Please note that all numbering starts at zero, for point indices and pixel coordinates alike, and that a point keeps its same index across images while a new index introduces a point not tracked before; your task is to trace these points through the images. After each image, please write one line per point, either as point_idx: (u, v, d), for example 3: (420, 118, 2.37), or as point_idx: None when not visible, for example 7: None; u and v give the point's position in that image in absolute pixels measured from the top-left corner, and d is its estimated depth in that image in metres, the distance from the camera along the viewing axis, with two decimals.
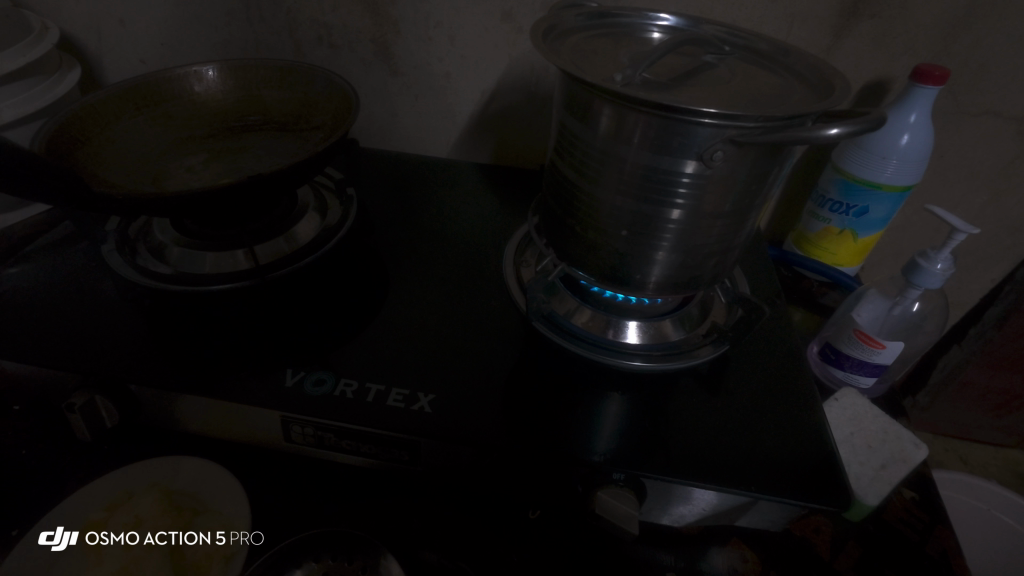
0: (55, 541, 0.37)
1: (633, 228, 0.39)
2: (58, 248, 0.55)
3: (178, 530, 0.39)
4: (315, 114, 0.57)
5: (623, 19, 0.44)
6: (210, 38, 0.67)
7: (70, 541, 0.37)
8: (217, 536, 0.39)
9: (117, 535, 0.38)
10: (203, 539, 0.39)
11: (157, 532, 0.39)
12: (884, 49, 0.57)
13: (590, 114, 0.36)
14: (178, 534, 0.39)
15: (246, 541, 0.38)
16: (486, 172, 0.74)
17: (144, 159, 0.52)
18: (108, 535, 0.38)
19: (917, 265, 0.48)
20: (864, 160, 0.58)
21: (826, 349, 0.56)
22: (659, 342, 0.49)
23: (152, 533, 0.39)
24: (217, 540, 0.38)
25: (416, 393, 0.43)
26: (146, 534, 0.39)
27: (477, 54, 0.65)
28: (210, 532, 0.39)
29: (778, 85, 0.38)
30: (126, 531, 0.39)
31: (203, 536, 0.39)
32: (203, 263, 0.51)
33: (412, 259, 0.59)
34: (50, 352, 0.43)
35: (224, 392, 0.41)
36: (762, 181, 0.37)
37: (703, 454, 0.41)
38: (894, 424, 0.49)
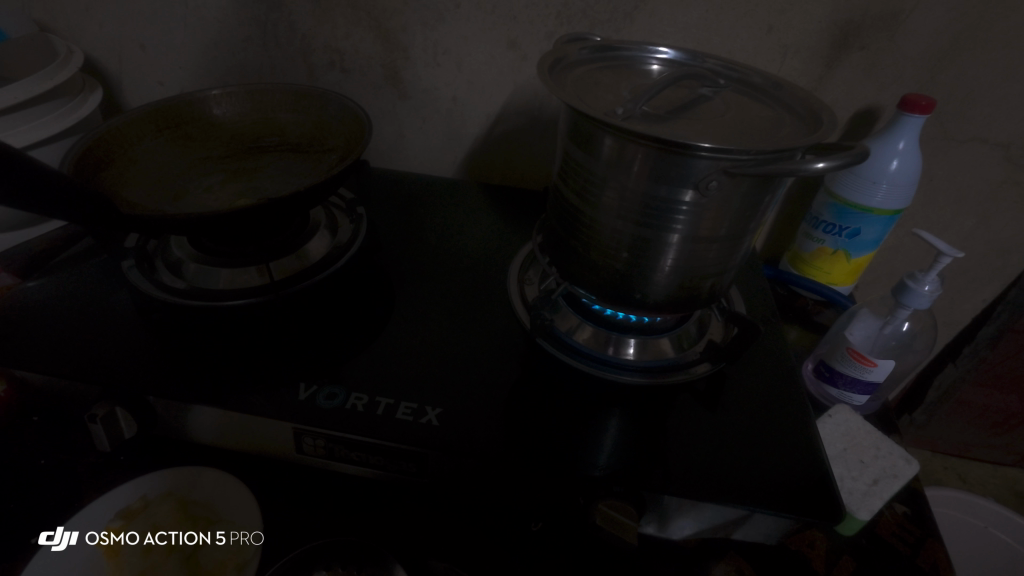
0: (55, 542, 0.39)
1: (633, 250, 0.41)
2: (76, 262, 0.57)
3: (179, 531, 0.42)
4: (328, 137, 0.60)
5: (624, 52, 0.47)
6: (227, 62, 0.70)
7: (70, 541, 0.39)
8: (217, 536, 0.41)
9: (117, 535, 0.40)
10: (204, 540, 0.41)
11: (157, 533, 0.41)
12: (873, 79, 0.60)
13: (593, 144, 0.38)
14: (178, 534, 0.42)
15: (249, 542, 0.40)
16: (491, 191, 0.76)
17: (165, 179, 0.55)
18: (108, 535, 0.40)
19: (906, 287, 0.50)
20: (856, 185, 0.60)
21: (820, 367, 0.57)
22: (658, 359, 0.50)
23: (152, 533, 0.41)
24: (217, 540, 0.41)
25: (423, 406, 0.45)
26: (146, 534, 0.41)
27: (483, 79, 0.68)
28: (209, 533, 0.41)
29: (769, 118, 0.40)
30: (126, 531, 0.41)
31: (204, 536, 0.41)
32: (218, 279, 0.53)
33: (419, 276, 0.61)
34: (71, 365, 0.45)
35: (239, 405, 0.43)
36: (755, 208, 0.39)
37: (700, 468, 0.42)
38: (886, 441, 0.51)
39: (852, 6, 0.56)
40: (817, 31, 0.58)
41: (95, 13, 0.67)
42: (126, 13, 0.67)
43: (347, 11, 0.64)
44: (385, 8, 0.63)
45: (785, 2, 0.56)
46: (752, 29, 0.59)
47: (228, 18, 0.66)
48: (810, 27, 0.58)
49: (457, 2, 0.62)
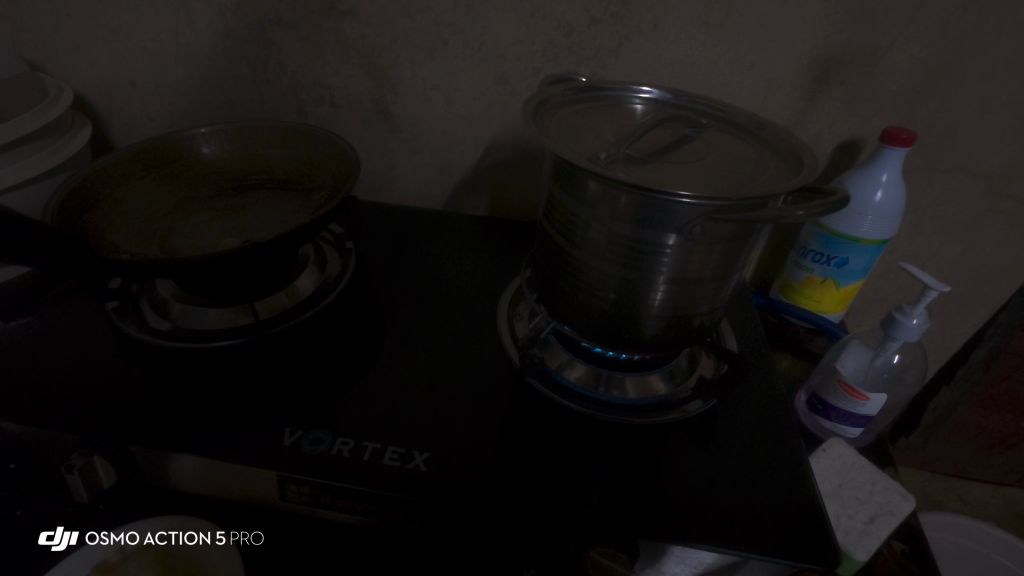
0: (56, 541, 0.41)
1: (620, 291, 0.41)
2: (60, 302, 0.56)
3: (178, 531, 0.40)
4: (317, 173, 0.60)
5: (607, 92, 0.47)
6: (217, 98, 0.70)
7: (70, 541, 0.41)
8: (217, 537, 0.40)
9: (116, 536, 0.39)
10: (204, 540, 0.40)
11: (157, 532, 0.40)
12: (855, 112, 0.61)
13: (577, 189, 0.39)
14: (178, 534, 0.40)
15: (247, 546, 0.39)
16: (482, 222, 0.76)
17: (153, 218, 0.55)
18: (107, 535, 0.40)
19: (895, 320, 0.50)
20: (842, 216, 0.61)
21: (813, 399, 0.57)
22: (649, 397, 0.50)
23: (152, 533, 0.40)
24: (217, 541, 0.40)
25: (411, 451, 0.44)
26: (146, 534, 0.40)
27: (472, 114, 0.68)
28: (210, 533, 0.40)
29: (752, 158, 0.41)
30: (125, 532, 0.39)
31: (204, 536, 0.40)
32: (204, 319, 0.52)
33: (408, 311, 0.61)
34: (52, 413, 0.44)
35: (222, 453, 0.42)
36: (740, 248, 0.39)
37: (694, 511, 0.41)
38: (882, 476, 0.50)
39: (831, 42, 0.57)
40: (799, 66, 0.59)
41: (86, 51, 0.68)
42: (117, 51, 0.67)
43: (336, 49, 0.65)
44: (374, 46, 0.64)
45: (766, 39, 0.58)
46: (735, 64, 0.60)
47: (218, 56, 0.67)
48: (791, 62, 0.59)
49: (445, 40, 0.63)
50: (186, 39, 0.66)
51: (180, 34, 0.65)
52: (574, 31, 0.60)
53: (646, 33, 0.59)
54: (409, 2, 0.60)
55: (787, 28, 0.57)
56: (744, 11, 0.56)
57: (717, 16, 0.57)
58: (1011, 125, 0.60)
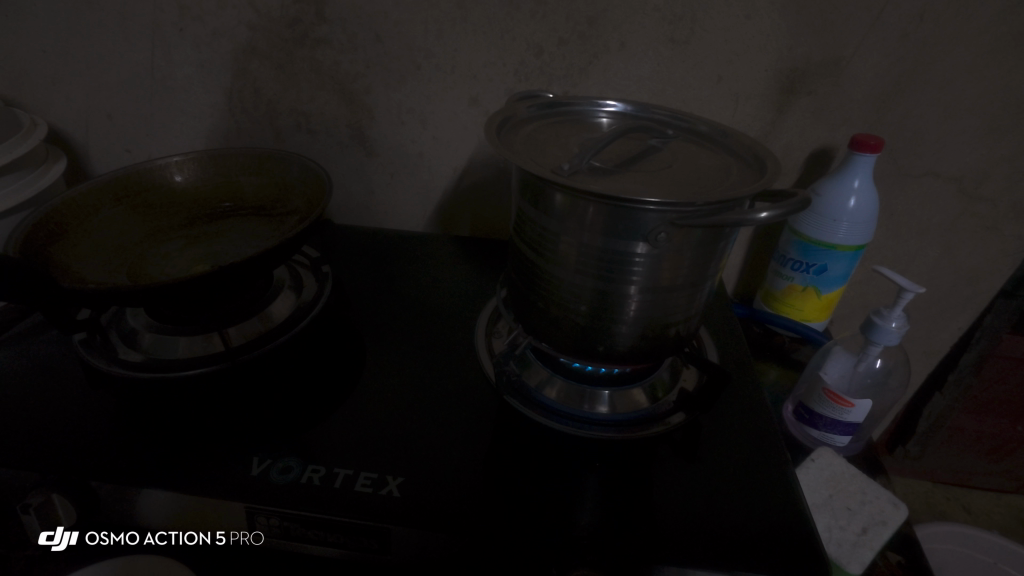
0: (55, 541, 0.40)
1: (593, 303, 0.41)
2: (30, 337, 0.55)
3: (177, 531, 0.42)
4: (290, 197, 0.60)
5: (574, 107, 0.48)
6: (194, 128, 0.71)
7: (70, 541, 0.40)
8: (217, 537, 0.41)
9: (116, 536, 0.42)
10: (204, 539, 0.41)
11: (157, 532, 0.42)
12: (824, 121, 0.62)
13: (544, 203, 0.38)
14: (177, 534, 0.42)
15: (245, 541, 0.41)
16: (462, 243, 0.76)
17: (123, 247, 0.54)
18: (108, 535, 0.42)
19: (874, 324, 0.50)
20: (818, 223, 0.61)
21: (799, 409, 0.56)
22: (632, 411, 0.49)
23: (152, 533, 0.42)
24: (217, 540, 0.41)
25: (385, 476, 0.42)
26: (146, 534, 0.42)
27: (448, 135, 0.69)
28: (210, 533, 0.42)
29: (717, 166, 0.41)
30: (125, 532, 0.42)
31: (203, 536, 0.42)
32: (174, 348, 0.51)
33: (387, 334, 0.60)
34: (12, 451, 0.42)
35: (189, 486, 0.41)
36: (711, 256, 0.39)
37: (680, 530, 0.40)
38: (872, 484, 0.49)
39: (795, 54, 0.58)
40: (765, 78, 0.60)
41: (62, 86, 0.68)
42: (92, 86, 0.68)
43: (311, 76, 0.65)
44: (348, 72, 0.65)
45: (731, 53, 0.59)
46: (703, 79, 0.61)
47: (194, 87, 0.67)
48: (757, 75, 0.60)
49: (418, 64, 0.64)
50: (162, 71, 0.66)
51: (156, 66, 0.66)
52: (544, 51, 0.61)
53: (615, 50, 0.60)
54: (380, 29, 0.61)
55: (751, 42, 0.58)
56: (708, 27, 0.57)
57: (682, 33, 0.58)
58: (976, 129, 0.61)
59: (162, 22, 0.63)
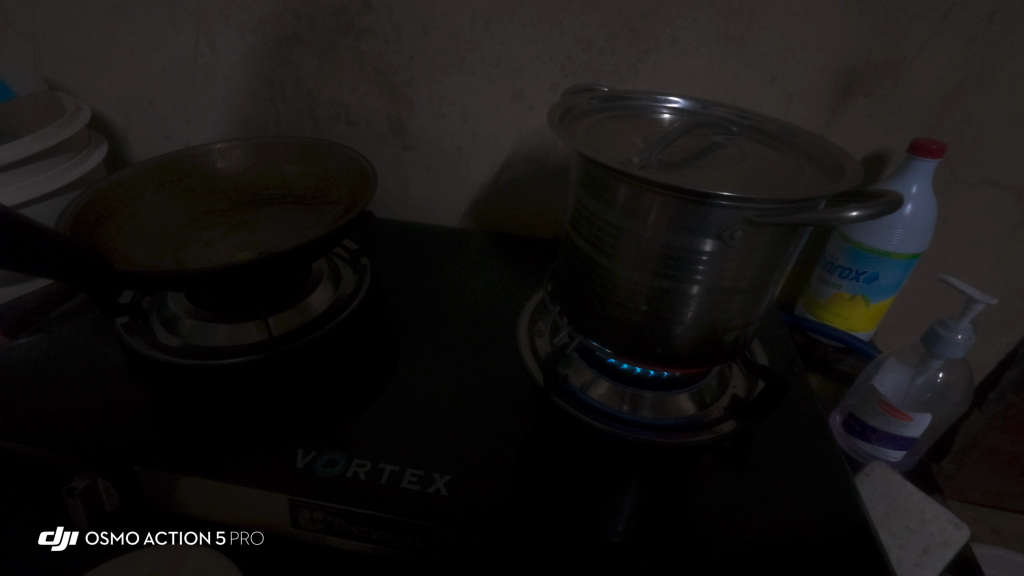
0: (55, 541, 0.40)
1: (652, 302, 0.39)
2: (71, 318, 0.55)
3: (178, 531, 0.41)
4: (333, 188, 0.59)
5: (633, 102, 0.46)
6: (233, 116, 0.70)
7: (70, 541, 0.40)
8: (217, 537, 0.41)
9: (117, 536, 0.41)
10: (204, 539, 0.41)
11: (156, 533, 0.41)
12: (880, 124, 0.60)
13: (608, 193, 0.37)
14: (177, 535, 0.41)
15: (246, 541, 0.41)
16: (498, 240, 0.75)
17: (166, 233, 0.54)
18: (108, 535, 0.41)
19: (938, 335, 0.48)
20: (871, 229, 0.59)
21: (850, 421, 0.53)
22: (681, 417, 0.47)
23: (152, 533, 0.41)
24: (218, 540, 0.41)
25: (431, 473, 0.41)
26: (146, 534, 0.41)
27: (489, 129, 0.68)
28: (210, 532, 0.41)
29: (787, 164, 0.39)
30: (126, 532, 0.41)
31: (204, 536, 0.41)
32: (213, 336, 0.50)
33: (423, 329, 0.59)
34: (54, 432, 0.42)
35: (233, 474, 0.40)
36: (779, 258, 0.37)
37: (737, 544, 0.38)
38: (931, 502, 0.47)
39: (854, 55, 0.56)
40: (821, 78, 0.58)
41: (106, 71, 0.68)
42: (135, 71, 0.68)
43: (354, 66, 0.65)
44: (391, 63, 0.64)
45: (787, 52, 0.57)
46: (756, 77, 0.59)
47: (236, 75, 0.67)
48: (813, 75, 0.58)
49: (462, 56, 0.63)
50: (204, 58, 0.66)
51: (199, 53, 0.66)
52: (592, 46, 0.60)
53: (666, 47, 0.59)
54: (427, 19, 0.61)
55: (808, 41, 0.56)
56: (764, 24, 0.56)
57: (737, 30, 0.57)
58: None
59: (208, 8, 0.62)
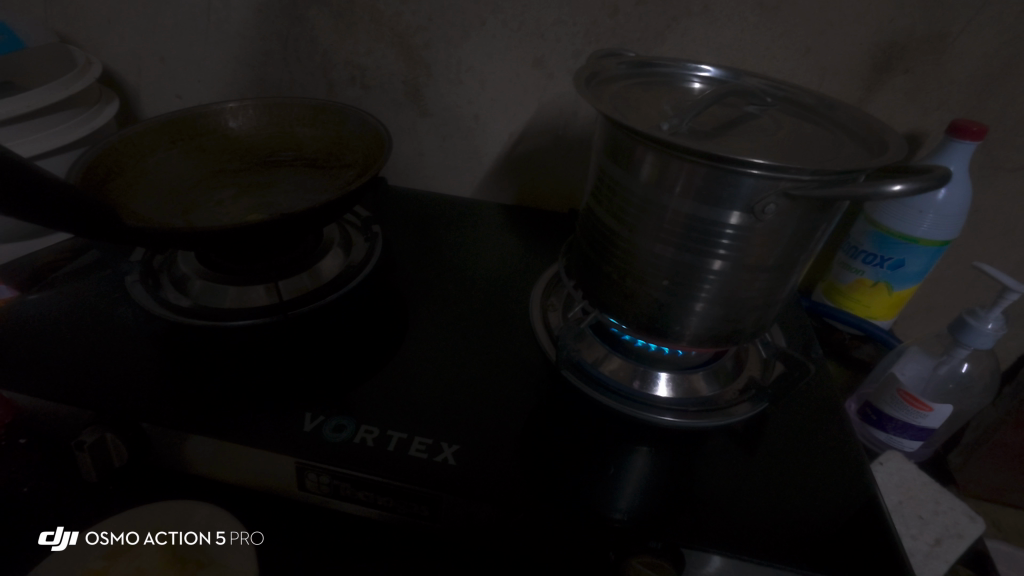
0: (55, 542, 0.37)
1: (674, 277, 0.37)
2: (84, 274, 0.55)
3: (178, 530, 0.37)
4: (346, 152, 0.57)
5: (662, 69, 0.44)
6: (246, 76, 0.69)
7: (70, 541, 0.36)
8: (217, 536, 0.37)
9: (116, 535, 0.36)
10: (203, 539, 0.37)
11: (156, 532, 0.37)
12: (917, 103, 0.57)
13: (633, 162, 0.36)
14: (177, 534, 0.37)
15: (246, 541, 0.37)
16: (512, 213, 0.73)
17: (177, 192, 0.53)
18: (108, 535, 0.36)
19: (966, 324, 0.46)
20: (900, 213, 0.57)
21: (865, 408, 0.52)
22: (693, 398, 0.46)
23: (152, 533, 0.37)
24: (217, 540, 0.37)
25: (439, 442, 0.41)
26: (146, 533, 0.37)
27: (507, 97, 0.66)
28: (210, 532, 0.37)
29: (823, 138, 0.37)
30: (126, 531, 0.37)
31: (204, 535, 0.37)
32: (224, 297, 0.50)
33: (433, 300, 0.58)
34: (65, 386, 0.42)
35: (240, 435, 0.40)
36: (809, 236, 0.36)
37: (746, 527, 0.37)
38: (946, 494, 0.46)
39: (896, 28, 0.53)
40: (859, 52, 0.55)
41: (117, 25, 0.67)
42: (147, 26, 0.66)
43: (370, 27, 0.63)
44: (409, 24, 0.62)
45: (825, 23, 0.54)
46: (790, 49, 0.56)
47: (249, 32, 0.65)
48: (851, 49, 0.55)
49: (483, 19, 0.60)
50: (218, 14, 0.64)
51: (212, 9, 0.64)
52: (619, 11, 0.57)
53: (696, 14, 0.56)
54: None
55: (847, 11, 0.53)
56: None
57: None
58: None
59: None
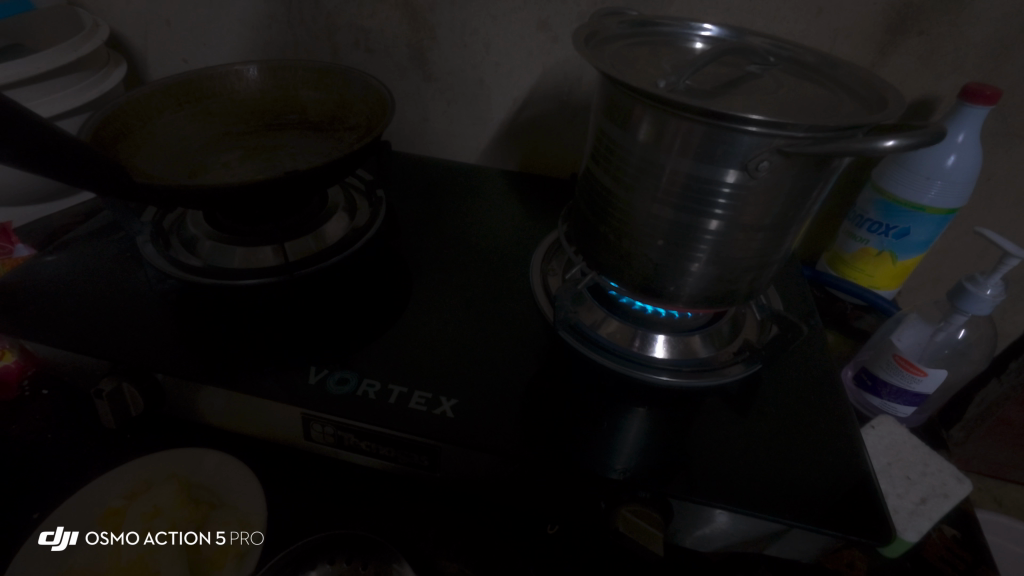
0: (55, 542, 0.36)
1: (669, 237, 0.38)
2: (97, 236, 0.56)
3: (179, 530, 0.38)
4: (350, 115, 0.58)
5: (664, 28, 0.44)
6: (251, 39, 0.69)
7: (70, 541, 0.36)
8: (217, 536, 0.38)
9: (117, 535, 0.37)
10: (203, 539, 0.38)
11: (157, 532, 0.38)
12: (931, 66, 0.56)
13: (630, 121, 0.36)
14: (178, 534, 0.38)
15: (246, 541, 0.37)
16: (516, 180, 0.73)
17: (185, 154, 0.54)
18: (108, 535, 0.37)
19: (965, 290, 0.46)
20: (907, 181, 0.56)
21: (861, 374, 0.53)
22: (689, 358, 0.47)
23: (152, 533, 0.37)
24: (217, 540, 0.38)
25: (439, 396, 0.43)
26: (146, 533, 0.37)
27: (512, 62, 0.65)
28: (210, 532, 0.38)
29: (825, 97, 0.37)
30: (126, 531, 0.37)
31: (204, 535, 0.38)
32: (232, 258, 0.51)
33: (436, 264, 0.59)
34: (83, 339, 0.44)
35: (249, 387, 0.41)
36: (805, 196, 0.36)
37: (735, 481, 0.39)
38: (935, 456, 0.47)
39: None
40: (872, 13, 0.54)
41: None
42: None
43: None
44: None
45: None
46: (801, 10, 0.55)
47: None
48: (864, 10, 0.54)
49: None
50: None
51: None
52: None
53: None
54: None
55: None
56: None
57: None
58: None
59: None
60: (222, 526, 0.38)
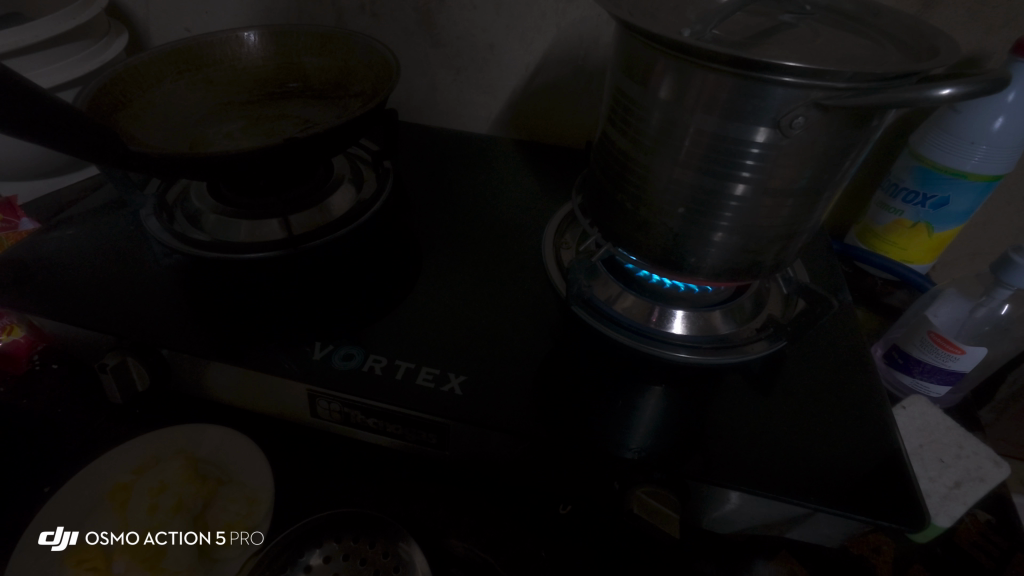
0: (55, 541, 0.35)
1: (691, 204, 0.35)
2: (103, 212, 0.55)
3: (179, 530, 0.36)
4: (354, 82, 0.55)
5: None
6: (254, 5, 0.66)
7: (70, 541, 0.35)
8: (217, 536, 0.36)
9: (117, 536, 0.36)
10: (203, 539, 0.36)
11: (157, 532, 0.36)
12: (981, 19, 0.51)
13: (650, 77, 0.33)
14: (178, 534, 0.36)
15: (246, 541, 0.36)
16: (529, 151, 0.71)
17: (185, 124, 0.52)
18: (108, 535, 0.36)
19: (1010, 261, 0.43)
20: (948, 145, 0.52)
21: (892, 352, 0.50)
22: (709, 335, 0.43)
23: (152, 533, 0.35)
24: (217, 540, 0.36)
25: (447, 373, 0.41)
26: (146, 533, 0.36)
27: (524, 23, 0.62)
28: (210, 532, 0.37)
29: (868, 47, 0.33)
30: (126, 531, 0.36)
31: (204, 535, 0.36)
32: (237, 231, 0.49)
33: (446, 237, 0.57)
34: (89, 315, 0.43)
35: (255, 362, 0.40)
36: (842, 157, 0.33)
37: (757, 463, 0.37)
38: (970, 438, 0.44)
39: None
40: None
41: None
42: None
43: None
44: None
45: None
46: None
47: None
48: None
49: None
50: None
51: None
52: None
53: None
54: None
55: None
56: None
57: None
58: None
59: None
60: (228, 505, 0.37)
